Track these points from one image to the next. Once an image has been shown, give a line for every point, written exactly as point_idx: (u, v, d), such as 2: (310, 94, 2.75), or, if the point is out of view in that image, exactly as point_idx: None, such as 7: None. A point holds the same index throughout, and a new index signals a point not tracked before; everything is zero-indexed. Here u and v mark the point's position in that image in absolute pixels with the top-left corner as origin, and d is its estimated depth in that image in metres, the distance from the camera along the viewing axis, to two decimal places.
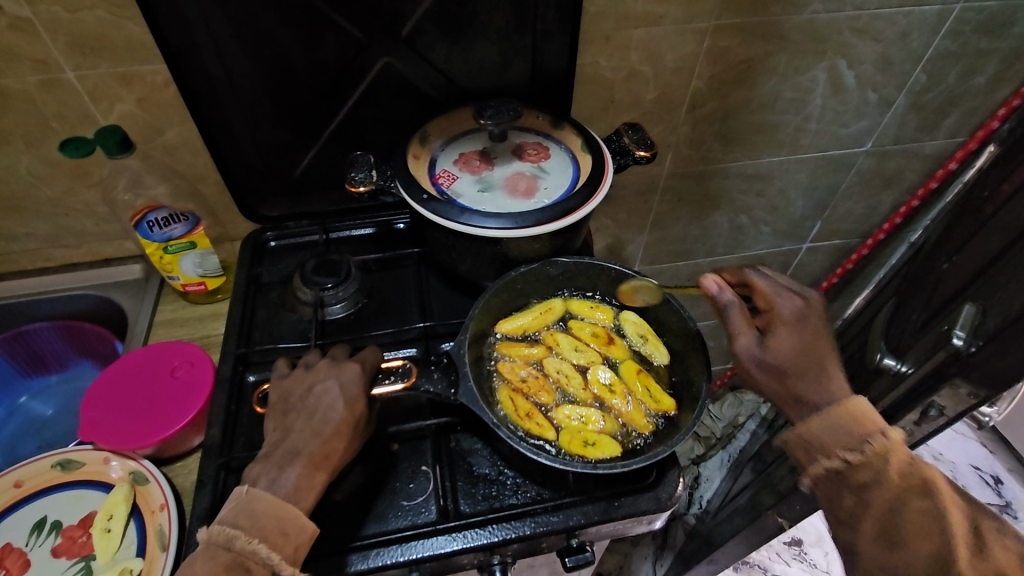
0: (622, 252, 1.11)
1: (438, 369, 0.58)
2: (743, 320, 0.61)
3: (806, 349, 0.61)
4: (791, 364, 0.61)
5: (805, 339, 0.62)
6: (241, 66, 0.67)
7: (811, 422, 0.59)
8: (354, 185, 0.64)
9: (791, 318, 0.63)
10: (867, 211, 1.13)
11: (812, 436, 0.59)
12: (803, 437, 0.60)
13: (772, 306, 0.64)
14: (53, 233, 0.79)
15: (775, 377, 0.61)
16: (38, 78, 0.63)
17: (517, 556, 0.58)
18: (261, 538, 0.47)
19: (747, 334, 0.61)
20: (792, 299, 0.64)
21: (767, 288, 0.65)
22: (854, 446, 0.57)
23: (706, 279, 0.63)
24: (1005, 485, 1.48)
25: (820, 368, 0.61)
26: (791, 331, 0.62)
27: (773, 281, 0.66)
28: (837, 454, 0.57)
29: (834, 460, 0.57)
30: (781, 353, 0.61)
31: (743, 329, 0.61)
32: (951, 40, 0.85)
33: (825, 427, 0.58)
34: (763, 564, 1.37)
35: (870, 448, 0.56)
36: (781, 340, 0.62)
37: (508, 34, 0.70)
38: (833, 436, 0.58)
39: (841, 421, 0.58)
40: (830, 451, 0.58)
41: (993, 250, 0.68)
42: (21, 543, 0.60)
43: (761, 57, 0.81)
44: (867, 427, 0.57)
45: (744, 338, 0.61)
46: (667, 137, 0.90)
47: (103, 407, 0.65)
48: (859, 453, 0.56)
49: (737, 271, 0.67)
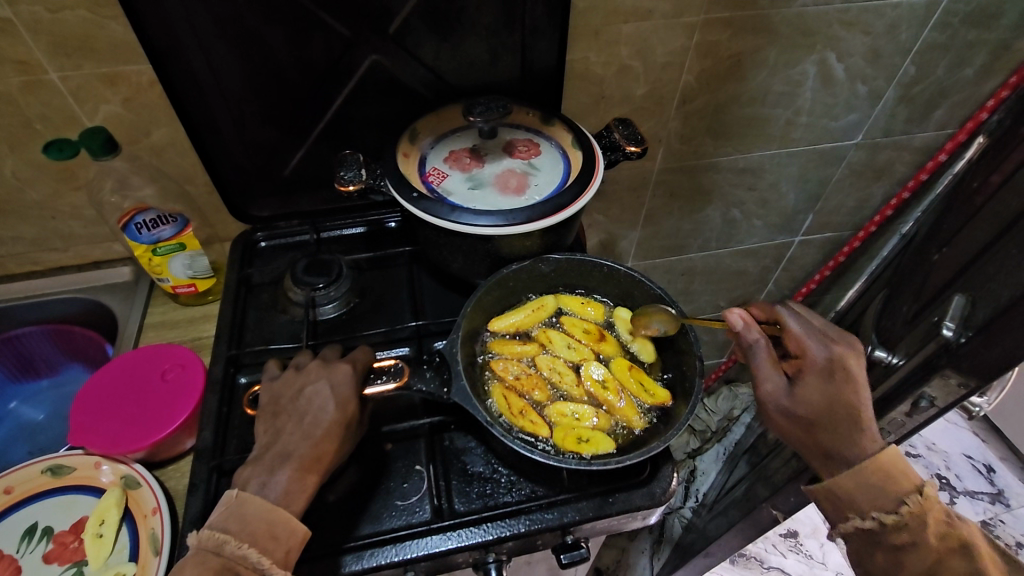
0: (615, 248, 1.11)
1: (430, 368, 0.58)
2: (770, 365, 0.59)
3: (839, 402, 0.57)
4: (820, 416, 0.58)
5: (839, 389, 0.57)
6: (228, 65, 0.66)
7: (842, 479, 0.59)
8: (343, 185, 0.64)
9: (823, 367, 0.59)
10: (859, 203, 1.14)
11: (844, 494, 0.59)
12: (834, 491, 0.60)
13: (801, 352, 0.60)
14: (41, 236, 0.79)
15: (803, 426, 0.59)
16: (21, 79, 0.62)
17: (513, 553, 0.58)
18: (251, 542, 0.47)
19: (774, 379, 0.59)
20: (825, 345, 0.59)
21: (799, 331, 0.61)
22: (889, 506, 0.57)
23: (732, 312, 0.59)
24: (997, 473, 1.49)
25: (851, 421, 0.58)
26: (823, 380, 0.58)
27: (807, 323, 0.62)
28: (872, 515, 0.58)
29: (867, 519, 0.58)
30: (809, 403, 0.58)
31: (770, 373, 0.59)
32: (939, 32, 0.86)
33: (860, 486, 0.58)
34: (760, 556, 1.37)
35: (907, 509, 0.57)
36: (810, 388, 0.59)
37: (496, 30, 0.70)
38: (868, 496, 0.58)
39: (877, 480, 0.57)
40: (865, 510, 0.58)
41: (983, 240, 0.68)
42: (12, 550, 0.60)
43: (751, 50, 0.81)
44: (903, 485, 0.57)
45: (770, 384, 0.59)
46: (657, 133, 0.89)
47: (93, 411, 0.64)
48: (895, 515, 0.57)
49: (769, 309, 0.65)
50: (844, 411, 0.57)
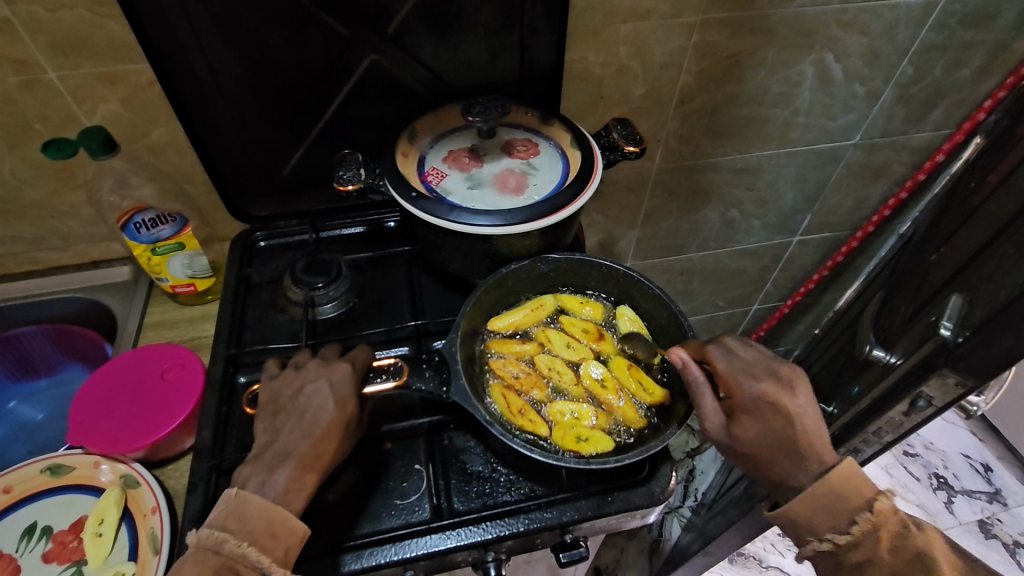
0: (614, 248, 1.11)
1: (429, 367, 0.58)
2: (710, 406, 0.59)
3: (776, 437, 0.58)
4: (762, 451, 0.58)
5: (774, 424, 0.58)
6: (227, 65, 0.66)
7: (795, 505, 0.57)
8: (343, 184, 0.64)
9: (755, 405, 0.58)
10: (857, 203, 1.14)
11: (800, 518, 0.58)
12: (791, 518, 0.58)
13: (732, 391, 0.59)
14: (40, 235, 0.78)
15: (750, 460, 0.60)
16: (20, 78, 0.62)
17: (512, 552, 0.58)
18: (250, 541, 0.47)
19: (715, 418, 0.59)
20: (753, 383, 0.58)
21: (726, 372, 0.59)
22: (842, 526, 0.56)
23: (675, 352, 0.59)
24: (994, 472, 1.50)
25: (793, 452, 0.58)
26: (755, 417, 0.58)
27: (734, 359, 0.60)
28: (827, 537, 0.56)
29: (823, 542, 0.57)
30: (748, 441, 0.58)
31: (711, 411, 0.59)
32: (936, 33, 0.86)
33: (814, 509, 0.57)
34: (758, 556, 1.38)
35: (858, 528, 0.55)
36: (746, 428, 0.58)
37: (495, 30, 0.70)
38: (821, 518, 0.57)
39: (828, 502, 0.56)
40: (820, 533, 0.57)
41: (980, 240, 0.68)
42: (11, 550, 0.60)
43: (749, 50, 0.81)
44: (853, 502, 0.56)
45: (712, 423, 0.59)
46: (656, 133, 0.90)
47: (93, 410, 0.65)
48: (848, 535, 0.56)
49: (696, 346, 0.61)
50: (784, 445, 0.58)
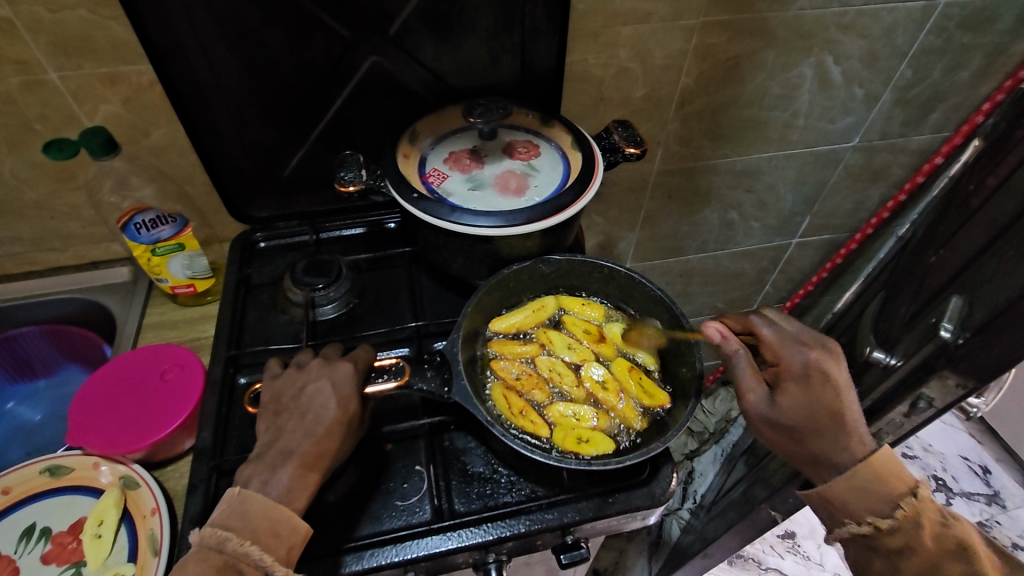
0: (613, 249, 1.11)
1: (430, 368, 0.58)
2: (751, 376, 0.57)
3: (822, 406, 0.57)
4: (805, 423, 0.57)
5: (821, 394, 0.57)
6: (228, 65, 0.66)
7: (837, 484, 0.58)
8: (344, 185, 0.63)
9: (802, 372, 0.58)
10: (855, 206, 1.15)
11: (839, 500, 0.58)
12: (829, 498, 0.59)
13: (779, 359, 0.59)
14: (39, 236, 0.78)
15: (790, 435, 0.58)
16: (20, 78, 0.62)
17: (512, 554, 0.58)
18: (254, 539, 0.47)
19: (756, 390, 0.57)
20: (801, 350, 0.59)
21: (773, 339, 0.60)
22: (885, 511, 0.57)
23: (708, 326, 0.58)
24: (993, 475, 1.50)
25: (837, 424, 0.57)
26: (802, 386, 0.58)
27: (780, 331, 0.61)
28: (867, 520, 0.57)
29: (863, 525, 0.58)
30: (794, 410, 0.57)
31: (752, 383, 0.58)
32: (934, 36, 0.86)
33: (854, 492, 0.57)
34: (758, 558, 1.38)
35: (902, 513, 0.56)
36: (793, 396, 0.57)
37: (496, 32, 0.70)
38: (862, 501, 0.57)
39: (871, 485, 0.57)
40: (860, 516, 0.58)
41: (980, 242, 0.68)
42: (10, 551, 0.60)
43: (748, 53, 0.81)
44: (897, 488, 0.57)
45: (754, 395, 0.57)
46: (656, 135, 0.90)
47: (91, 412, 0.64)
48: (891, 519, 0.57)
49: (741, 318, 0.63)
50: (828, 416, 0.57)
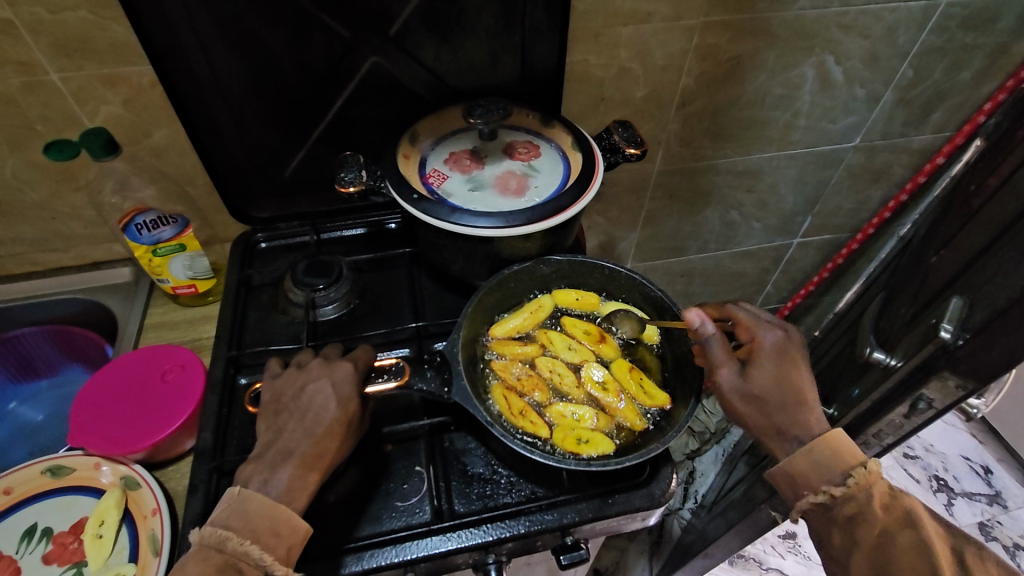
0: (615, 250, 1.11)
1: (430, 368, 0.58)
2: (722, 353, 0.60)
3: (792, 380, 0.59)
4: (774, 397, 0.59)
5: (789, 368, 0.59)
6: (228, 66, 0.66)
7: (795, 459, 0.57)
8: (344, 186, 0.63)
9: (773, 349, 0.61)
10: (856, 206, 1.14)
11: (797, 473, 0.57)
12: (788, 473, 0.58)
13: (752, 337, 0.62)
14: (41, 237, 0.78)
15: (760, 410, 0.59)
16: (21, 79, 0.62)
17: (512, 555, 0.58)
18: (253, 539, 0.47)
19: (729, 364, 0.60)
20: (773, 329, 0.62)
21: (748, 319, 0.63)
22: (837, 479, 0.56)
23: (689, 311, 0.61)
24: (995, 475, 1.49)
25: (802, 400, 0.59)
26: (773, 361, 0.60)
27: (755, 314, 0.64)
28: (822, 489, 0.56)
29: (818, 495, 0.56)
30: (764, 384, 0.59)
31: (726, 361, 0.60)
32: (937, 36, 0.86)
33: (810, 463, 0.57)
34: (759, 558, 1.38)
35: (853, 480, 0.55)
36: (763, 369, 0.60)
37: (497, 33, 0.70)
38: (816, 470, 0.56)
39: (825, 457, 0.56)
40: (816, 486, 0.56)
41: (981, 242, 0.68)
42: (12, 551, 0.61)
43: (749, 53, 0.81)
44: (846, 460, 0.56)
45: (727, 370, 0.60)
46: (657, 135, 0.90)
47: (93, 412, 0.64)
48: (842, 487, 0.55)
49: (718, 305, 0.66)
50: (795, 390, 0.59)
